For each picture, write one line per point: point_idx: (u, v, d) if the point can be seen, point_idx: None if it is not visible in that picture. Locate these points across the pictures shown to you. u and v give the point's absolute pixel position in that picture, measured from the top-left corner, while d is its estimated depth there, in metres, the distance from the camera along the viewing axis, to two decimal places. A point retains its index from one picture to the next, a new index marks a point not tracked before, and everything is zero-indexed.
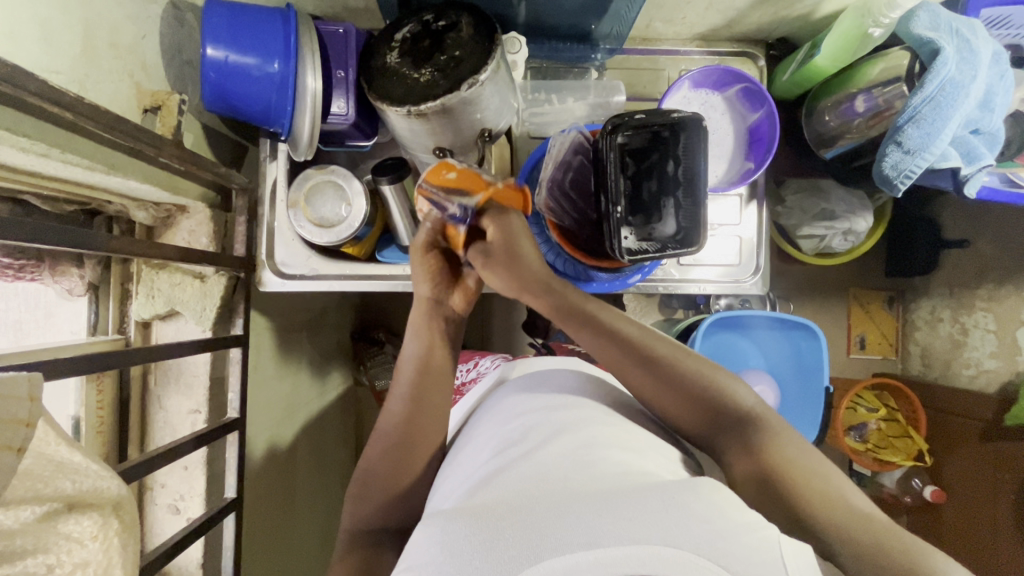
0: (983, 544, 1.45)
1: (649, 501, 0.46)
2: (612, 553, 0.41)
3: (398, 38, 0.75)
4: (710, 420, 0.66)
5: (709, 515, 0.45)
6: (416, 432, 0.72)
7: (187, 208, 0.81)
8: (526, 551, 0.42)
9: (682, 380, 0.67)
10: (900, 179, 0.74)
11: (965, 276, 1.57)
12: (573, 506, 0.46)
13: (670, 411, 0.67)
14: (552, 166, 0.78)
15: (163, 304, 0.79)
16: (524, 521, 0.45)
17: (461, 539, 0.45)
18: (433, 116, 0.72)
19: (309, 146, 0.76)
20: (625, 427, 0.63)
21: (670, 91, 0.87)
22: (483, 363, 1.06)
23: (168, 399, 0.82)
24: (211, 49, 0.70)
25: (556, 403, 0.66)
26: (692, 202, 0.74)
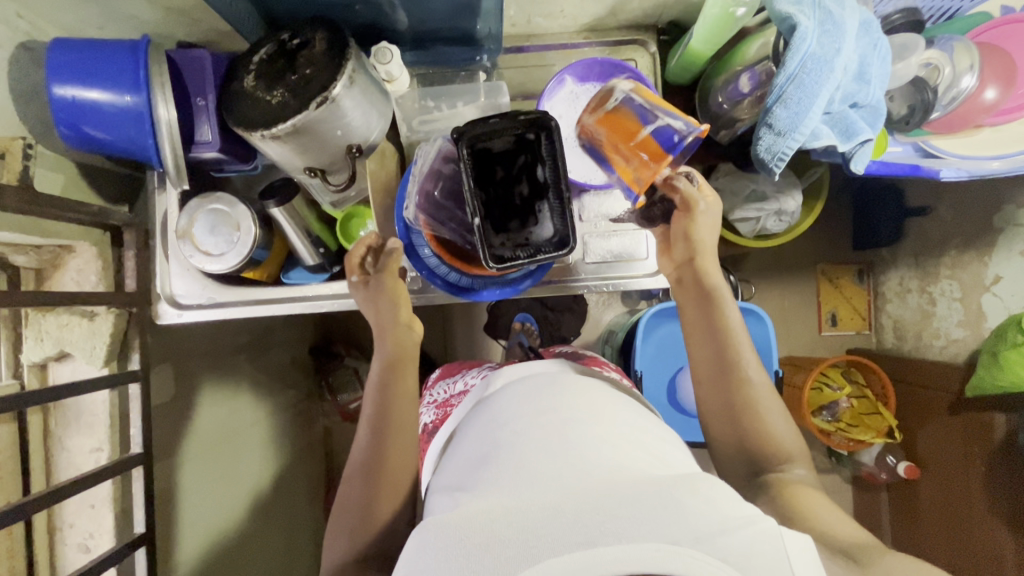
0: (959, 521, 1.39)
1: (645, 497, 0.50)
2: (611, 550, 0.44)
3: (255, 61, 0.73)
4: (739, 440, 0.73)
5: (699, 510, 0.49)
6: (386, 458, 0.71)
7: (73, 248, 0.81)
8: (524, 549, 0.46)
9: (732, 373, 0.74)
10: (775, 161, 0.72)
11: (930, 243, 1.52)
12: (571, 506, 0.49)
13: (712, 401, 0.75)
14: (420, 177, 0.77)
15: (52, 346, 0.80)
16: (517, 525, 0.48)
17: (453, 545, 0.48)
18: (289, 137, 0.71)
19: (178, 174, 0.75)
20: (612, 414, 0.67)
21: (552, 88, 0.86)
22: (467, 376, 0.96)
23: (71, 439, 0.82)
24: (58, 89, 0.70)
25: (556, 397, 0.68)
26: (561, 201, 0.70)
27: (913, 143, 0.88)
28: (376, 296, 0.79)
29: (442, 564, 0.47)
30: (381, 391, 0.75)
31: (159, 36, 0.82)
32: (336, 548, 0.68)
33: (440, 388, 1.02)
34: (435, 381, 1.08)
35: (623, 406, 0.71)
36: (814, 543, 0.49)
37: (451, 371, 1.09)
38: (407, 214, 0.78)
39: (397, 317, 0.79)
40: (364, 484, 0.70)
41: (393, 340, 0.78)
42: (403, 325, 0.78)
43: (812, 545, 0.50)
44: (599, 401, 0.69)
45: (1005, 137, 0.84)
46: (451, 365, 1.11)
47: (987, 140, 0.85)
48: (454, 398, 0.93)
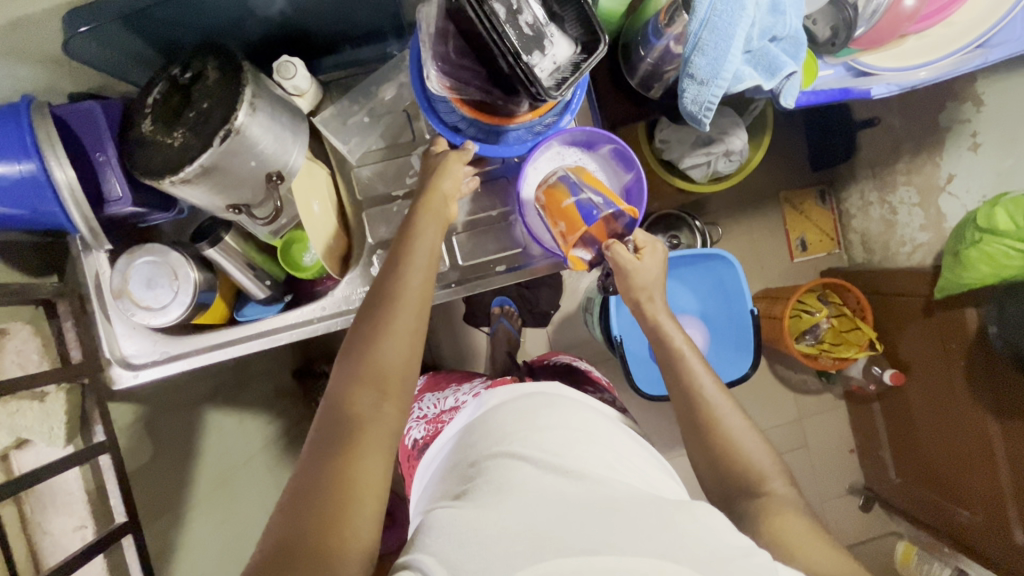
0: (949, 422, 1.42)
1: (647, 516, 0.53)
2: (614, 561, 0.47)
3: (149, 103, 0.69)
4: (711, 465, 0.72)
5: (704, 540, 0.51)
6: (407, 305, 0.65)
7: (3, 331, 0.77)
8: (528, 548, 0.49)
9: (706, 427, 0.72)
10: (704, 112, 0.70)
11: (884, 153, 1.53)
12: (576, 518, 0.52)
13: (698, 460, 0.73)
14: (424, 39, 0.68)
15: (7, 436, 0.76)
16: (524, 528, 0.51)
17: (458, 539, 0.51)
18: (200, 179, 0.67)
19: (95, 237, 0.72)
20: (606, 427, 0.69)
21: (538, 151, 0.83)
22: (461, 391, 0.95)
23: (51, 522, 0.80)
24: None
25: (547, 409, 0.68)
26: None
27: (844, 64, 0.87)
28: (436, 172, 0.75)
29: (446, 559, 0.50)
30: (416, 239, 0.70)
31: (45, 91, 0.76)
32: (336, 375, 0.63)
33: (430, 401, 1.01)
34: (421, 395, 1.06)
35: (625, 439, 0.69)
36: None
37: (436, 384, 1.08)
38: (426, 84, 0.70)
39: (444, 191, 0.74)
40: (381, 323, 0.64)
41: (427, 206, 0.73)
42: (441, 196, 0.74)
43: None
44: (598, 413, 0.72)
45: (929, 43, 0.83)
46: (438, 378, 1.10)
47: (914, 48, 0.83)
48: (444, 415, 0.92)
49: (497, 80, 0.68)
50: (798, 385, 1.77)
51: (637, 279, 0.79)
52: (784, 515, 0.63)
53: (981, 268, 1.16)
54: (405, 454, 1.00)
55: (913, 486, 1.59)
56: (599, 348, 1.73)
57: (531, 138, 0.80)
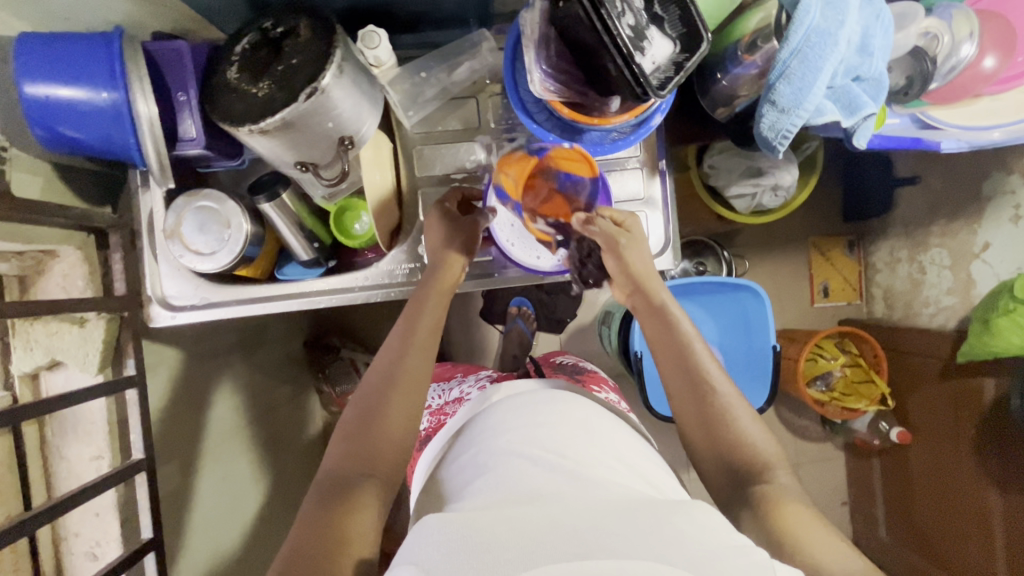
0: (948, 480, 1.42)
1: (640, 520, 0.50)
2: (605, 564, 0.43)
3: (237, 52, 0.70)
4: (706, 437, 0.72)
5: (695, 534, 0.49)
6: (401, 372, 0.71)
7: (56, 252, 0.78)
8: (520, 554, 0.45)
9: (707, 410, 0.72)
10: (779, 139, 0.71)
11: (919, 213, 1.54)
12: (573, 525, 0.49)
13: (693, 445, 0.73)
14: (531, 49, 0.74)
15: (43, 355, 0.77)
16: (517, 534, 0.48)
17: (453, 543, 0.48)
18: (278, 132, 0.68)
19: (162, 172, 0.72)
20: (609, 448, 0.69)
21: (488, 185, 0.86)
22: (466, 385, 0.97)
23: (69, 448, 0.81)
24: (29, 87, 0.66)
25: (551, 428, 0.69)
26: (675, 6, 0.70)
27: (911, 115, 0.87)
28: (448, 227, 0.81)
29: (436, 556, 0.47)
30: (415, 304, 0.77)
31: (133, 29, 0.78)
32: (331, 449, 0.68)
33: (433, 391, 1.02)
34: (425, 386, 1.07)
35: (627, 453, 0.70)
36: None
37: (441, 375, 1.09)
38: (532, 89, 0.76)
39: (448, 253, 0.81)
40: (378, 389, 0.70)
41: (436, 276, 0.79)
42: (453, 266, 0.80)
43: None
44: (603, 430, 0.72)
45: (1002, 107, 0.84)
46: (444, 369, 1.11)
47: (984, 110, 0.85)
48: (449, 407, 0.93)
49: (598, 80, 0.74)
50: (802, 430, 1.77)
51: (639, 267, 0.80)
52: (787, 502, 0.63)
53: (1012, 337, 1.16)
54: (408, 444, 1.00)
55: (904, 547, 1.58)
56: (610, 364, 1.73)
57: (608, 143, 0.83)
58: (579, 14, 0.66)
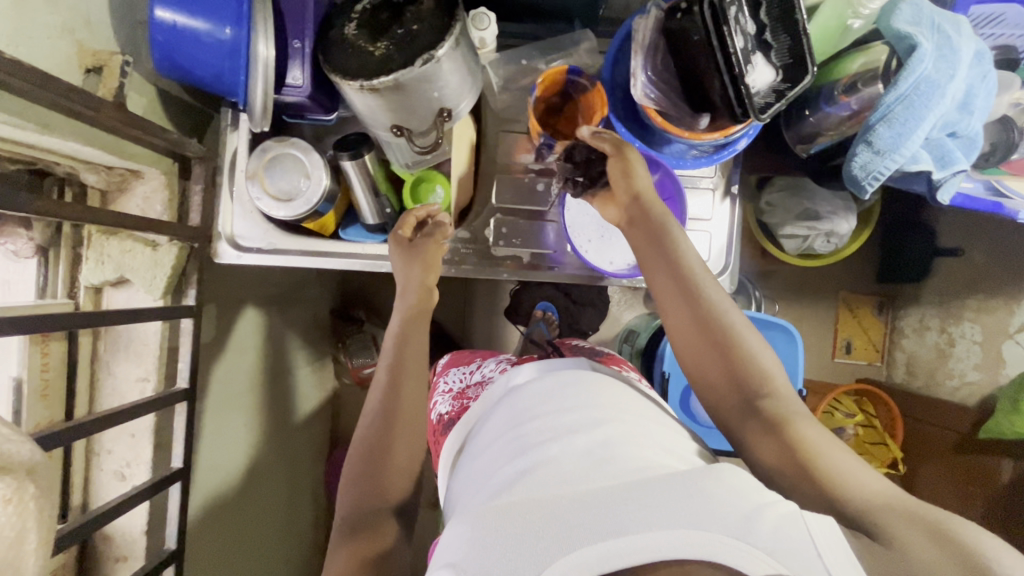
0: None
1: (674, 490, 0.51)
2: (641, 541, 0.45)
3: (358, 9, 0.72)
4: (732, 383, 0.68)
5: (726, 499, 0.50)
6: (402, 404, 0.75)
7: (142, 173, 0.80)
8: (561, 540, 0.47)
9: (728, 357, 0.68)
10: (868, 180, 0.72)
11: (956, 285, 1.49)
12: (602, 502, 0.50)
13: (714, 390, 0.69)
14: (638, 53, 0.75)
15: (113, 271, 0.78)
16: (549, 521, 0.49)
17: (488, 534, 0.49)
18: (387, 92, 0.69)
19: (263, 114, 0.74)
20: (638, 415, 0.67)
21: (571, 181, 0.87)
22: (487, 366, 0.91)
23: (117, 366, 0.82)
24: (160, 12, 0.68)
25: (568, 394, 0.68)
26: (789, 35, 0.71)
27: (986, 180, 0.89)
28: (410, 258, 0.81)
29: (478, 561, 0.47)
30: (399, 338, 0.79)
31: None
32: (342, 498, 0.71)
33: (454, 373, 0.95)
34: (444, 369, 1.01)
35: (649, 410, 0.70)
36: (841, 527, 0.49)
37: (460, 358, 1.01)
38: (632, 94, 0.77)
39: (424, 282, 0.81)
40: (380, 431, 0.72)
41: (416, 296, 0.81)
42: (425, 288, 0.81)
43: (838, 527, 0.49)
44: (634, 402, 0.70)
45: None
46: (462, 353, 1.03)
47: None
48: (472, 390, 0.87)
49: (699, 94, 0.76)
50: None
51: (655, 202, 0.75)
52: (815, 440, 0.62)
53: None
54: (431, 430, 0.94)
55: None
56: None
57: (688, 158, 0.86)
58: (698, 26, 0.68)
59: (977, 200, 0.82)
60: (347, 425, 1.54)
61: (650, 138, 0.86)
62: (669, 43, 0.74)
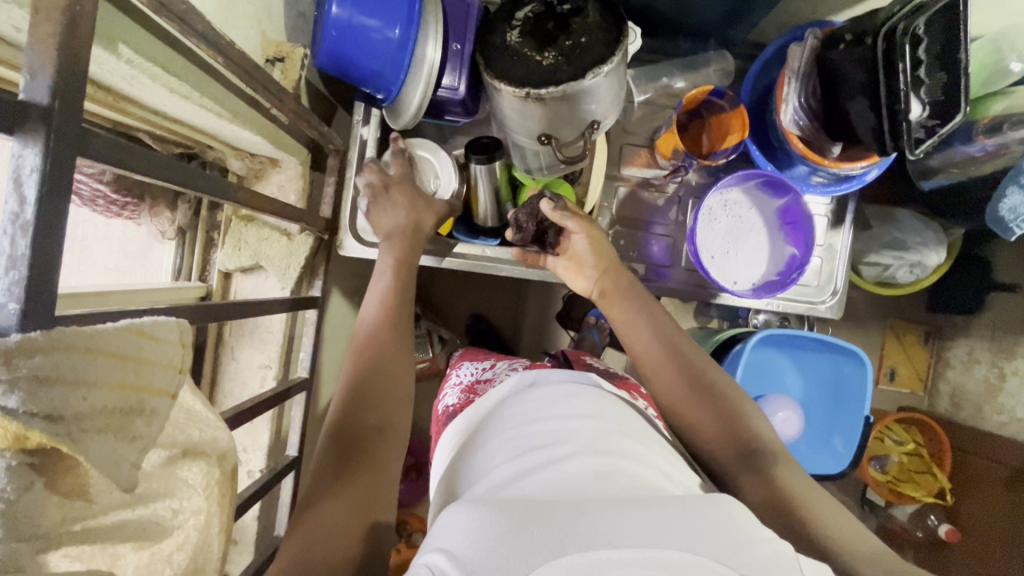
0: None
1: (671, 508, 0.44)
2: (636, 554, 0.39)
3: (520, 18, 0.72)
4: (726, 436, 0.66)
5: (724, 525, 0.43)
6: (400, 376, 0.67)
7: (280, 162, 0.81)
8: (550, 541, 0.39)
9: (720, 409, 0.67)
10: (1016, 222, 0.72)
11: (1015, 320, 1.41)
12: (593, 506, 0.43)
13: (704, 440, 0.67)
14: (793, 79, 0.78)
15: (248, 258, 0.79)
16: (543, 514, 0.41)
17: (478, 520, 0.41)
18: (552, 102, 0.70)
19: (412, 119, 0.76)
20: (639, 437, 0.61)
21: (709, 202, 0.85)
22: (502, 366, 0.88)
23: (242, 351, 0.82)
24: (336, 7, 0.68)
25: (569, 410, 0.63)
26: (946, 75, 0.72)
27: None
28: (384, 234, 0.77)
29: (459, 542, 0.39)
30: (386, 312, 0.70)
31: None
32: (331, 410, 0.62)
33: (469, 369, 0.92)
34: (459, 363, 0.97)
35: (648, 435, 0.64)
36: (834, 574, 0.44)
37: (476, 355, 0.99)
38: (779, 117, 0.80)
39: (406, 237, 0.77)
40: (382, 355, 0.67)
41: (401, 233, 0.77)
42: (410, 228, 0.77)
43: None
44: (632, 425, 0.65)
45: None
46: (477, 350, 1.02)
47: None
48: (484, 387, 0.83)
49: (843, 126, 0.77)
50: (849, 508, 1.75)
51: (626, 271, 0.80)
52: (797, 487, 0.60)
53: None
54: (433, 419, 0.90)
55: None
56: None
57: (811, 184, 0.88)
58: (868, 61, 0.69)
59: None
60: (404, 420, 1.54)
61: (780, 161, 0.87)
62: (824, 73, 0.76)
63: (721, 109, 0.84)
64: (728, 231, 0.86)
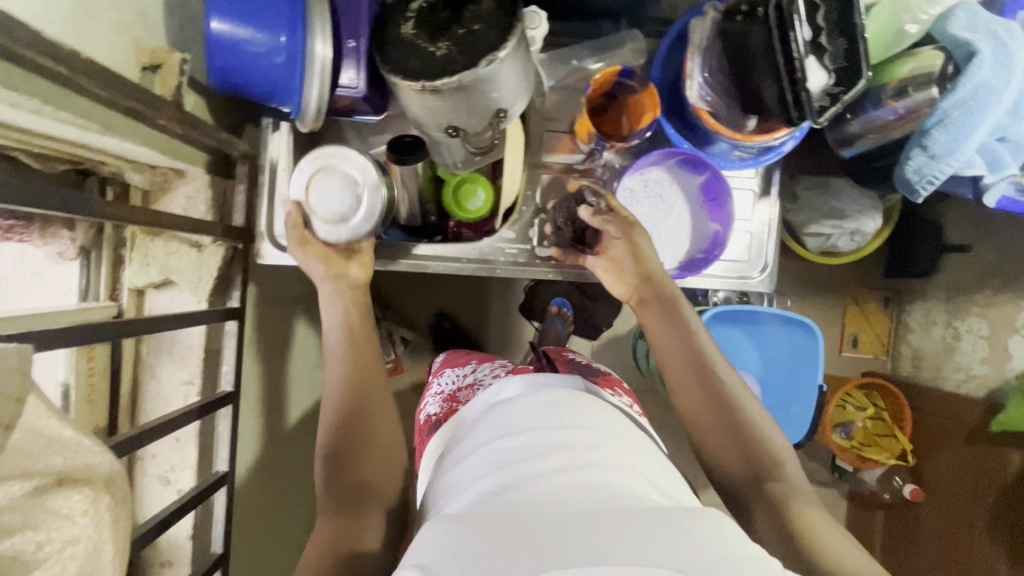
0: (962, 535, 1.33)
1: (652, 521, 0.41)
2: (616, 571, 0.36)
3: (414, 7, 0.70)
4: (743, 454, 0.70)
5: (709, 540, 0.40)
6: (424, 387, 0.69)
7: (185, 173, 0.78)
8: (528, 558, 0.37)
9: (740, 426, 0.71)
10: (922, 183, 0.74)
11: (968, 280, 1.40)
12: (576, 519, 0.41)
13: (719, 454, 0.71)
14: (694, 53, 0.77)
15: (158, 273, 0.77)
16: (526, 530, 0.39)
17: (461, 538, 0.39)
18: (450, 92, 0.68)
19: (316, 117, 0.72)
20: (627, 446, 0.60)
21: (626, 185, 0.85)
22: (483, 370, 0.87)
23: (161, 369, 0.80)
24: (216, 21, 0.66)
25: (558, 415, 0.62)
26: (845, 39, 0.71)
27: None
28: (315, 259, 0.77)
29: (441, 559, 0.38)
30: (348, 335, 0.76)
31: None
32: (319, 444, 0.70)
33: (449, 376, 0.91)
34: (439, 369, 0.96)
35: (637, 444, 0.63)
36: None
37: (457, 359, 0.96)
38: (686, 94, 0.79)
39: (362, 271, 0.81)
40: (351, 395, 0.72)
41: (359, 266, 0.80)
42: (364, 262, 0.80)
43: None
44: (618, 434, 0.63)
45: None
46: (458, 353, 0.98)
47: None
48: (463, 394, 0.83)
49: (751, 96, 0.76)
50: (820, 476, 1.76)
51: (665, 281, 0.79)
52: (811, 515, 0.64)
53: None
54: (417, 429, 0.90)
55: None
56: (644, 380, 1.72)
57: (731, 159, 0.87)
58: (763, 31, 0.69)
59: None
60: None
61: (697, 139, 0.87)
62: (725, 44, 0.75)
63: (631, 89, 0.83)
64: (650, 209, 0.87)
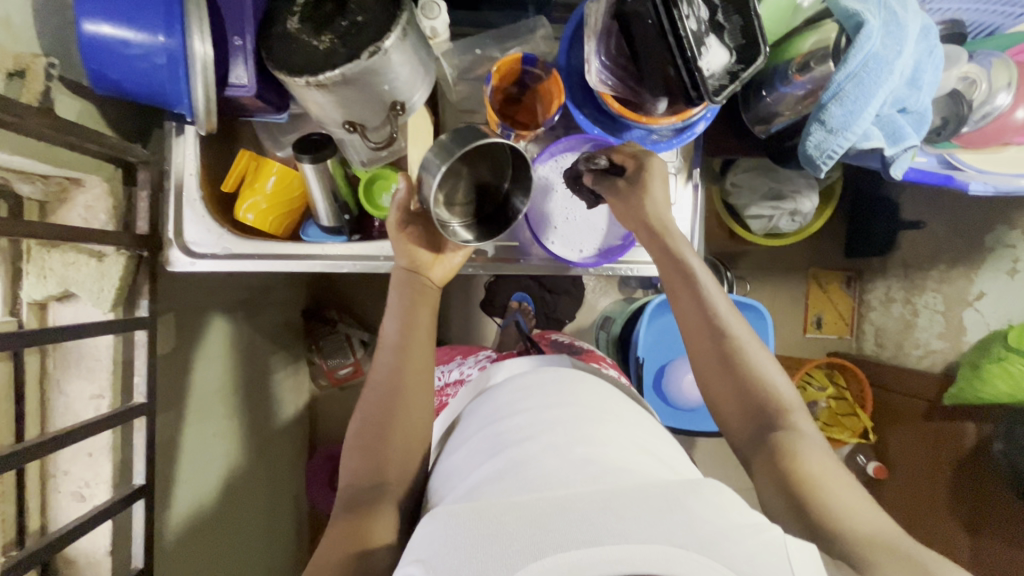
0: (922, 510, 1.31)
1: (650, 498, 0.42)
2: (618, 552, 0.36)
3: (301, 3, 0.69)
4: (747, 406, 0.68)
5: (706, 512, 0.41)
6: (406, 383, 0.70)
7: (81, 181, 0.76)
8: (531, 543, 0.37)
9: (745, 377, 0.68)
10: (822, 158, 0.73)
11: (922, 255, 1.38)
12: (576, 503, 0.42)
13: (721, 400, 0.69)
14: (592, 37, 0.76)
15: (56, 285, 0.75)
16: (527, 516, 0.40)
17: (459, 532, 0.40)
18: (336, 87, 0.67)
19: (207, 117, 0.70)
20: (619, 422, 0.62)
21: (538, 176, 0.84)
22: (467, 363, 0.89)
23: (69, 384, 0.79)
24: (87, 24, 0.64)
25: (550, 401, 0.63)
26: (740, 16, 0.70)
27: (938, 155, 0.91)
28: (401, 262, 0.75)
29: (440, 555, 0.39)
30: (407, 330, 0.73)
31: None
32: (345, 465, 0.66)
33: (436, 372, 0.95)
34: None
35: (634, 420, 0.64)
36: (821, 554, 0.41)
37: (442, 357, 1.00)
38: (586, 78, 0.78)
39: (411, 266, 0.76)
40: (383, 405, 0.68)
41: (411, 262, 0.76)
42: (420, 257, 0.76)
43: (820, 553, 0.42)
44: (608, 411, 0.64)
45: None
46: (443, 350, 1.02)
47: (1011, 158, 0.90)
48: (449, 389, 0.86)
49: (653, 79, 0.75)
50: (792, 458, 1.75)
51: (673, 234, 0.74)
52: (808, 463, 0.61)
53: (1000, 385, 1.08)
54: None
55: None
56: None
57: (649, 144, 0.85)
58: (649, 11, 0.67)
59: (915, 172, 0.84)
60: (326, 428, 1.51)
61: (610, 124, 0.85)
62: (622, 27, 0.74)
63: (536, 78, 0.82)
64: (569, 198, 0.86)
